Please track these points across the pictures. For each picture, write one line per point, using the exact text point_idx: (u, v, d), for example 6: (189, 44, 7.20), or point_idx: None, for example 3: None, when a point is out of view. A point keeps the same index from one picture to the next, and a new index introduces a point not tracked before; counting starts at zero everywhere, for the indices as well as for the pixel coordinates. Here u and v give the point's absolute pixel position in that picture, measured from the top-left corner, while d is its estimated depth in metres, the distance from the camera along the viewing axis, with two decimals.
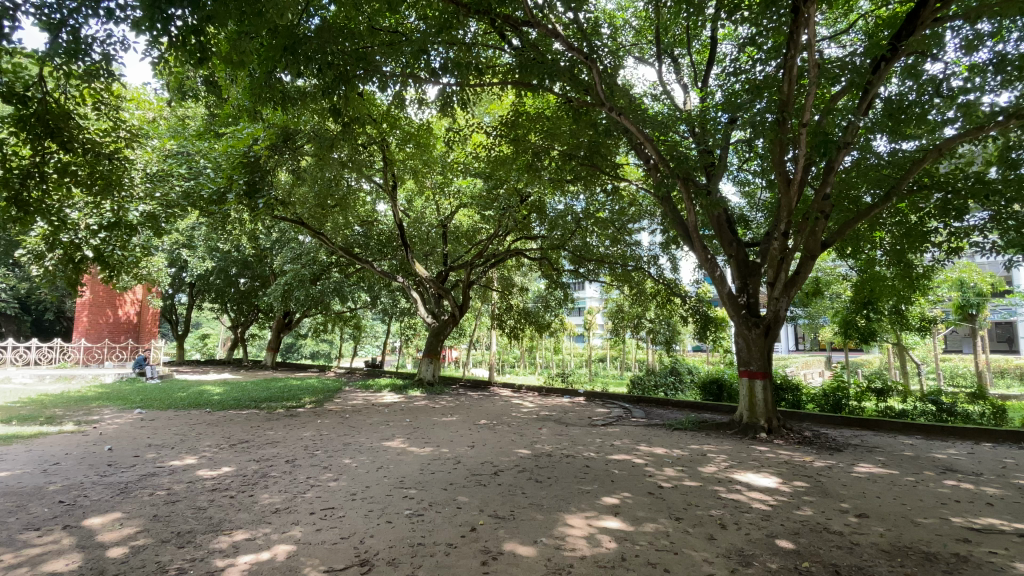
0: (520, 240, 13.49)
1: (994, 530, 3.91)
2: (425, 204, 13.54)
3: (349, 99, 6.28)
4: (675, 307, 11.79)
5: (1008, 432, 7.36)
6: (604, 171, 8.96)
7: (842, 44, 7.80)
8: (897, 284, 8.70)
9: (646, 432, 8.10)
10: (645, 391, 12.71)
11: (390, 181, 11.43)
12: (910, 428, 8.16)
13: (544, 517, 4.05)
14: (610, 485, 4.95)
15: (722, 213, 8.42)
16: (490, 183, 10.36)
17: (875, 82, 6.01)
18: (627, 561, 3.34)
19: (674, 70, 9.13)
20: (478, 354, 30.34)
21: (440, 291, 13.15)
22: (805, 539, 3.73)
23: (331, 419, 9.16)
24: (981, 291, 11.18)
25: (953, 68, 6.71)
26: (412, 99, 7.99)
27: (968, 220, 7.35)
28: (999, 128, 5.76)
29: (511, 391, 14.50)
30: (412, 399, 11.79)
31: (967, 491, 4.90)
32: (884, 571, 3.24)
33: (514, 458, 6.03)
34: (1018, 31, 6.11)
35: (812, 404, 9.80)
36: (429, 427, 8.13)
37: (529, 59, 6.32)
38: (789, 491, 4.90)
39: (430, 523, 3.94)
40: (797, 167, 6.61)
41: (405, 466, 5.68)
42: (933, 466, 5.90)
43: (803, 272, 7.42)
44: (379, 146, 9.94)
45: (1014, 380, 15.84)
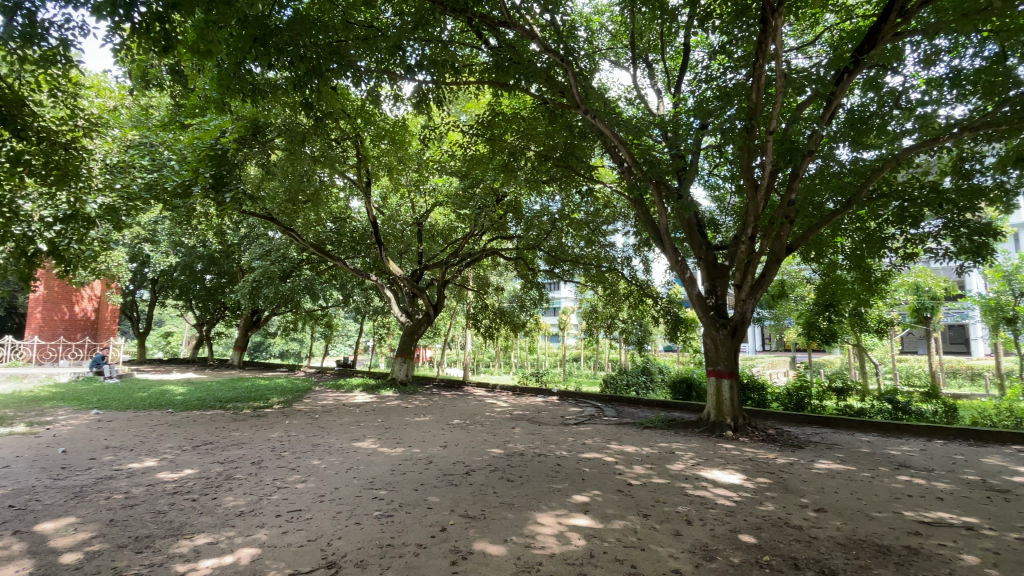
0: (496, 240, 13.49)
1: (944, 523, 4.11)
2: (400, 202, 13.38)
3: (322, 93, 6.18)
4: (647, 308, 11.99)
5: (958, 430, 7.74)
6: (579, 172, 8.99)
7: (809, 55, 8.06)
8: (857, 288, 9.06)
9: (617, 431, 8.20)
10: (616, 390, 12.89)
11: (365, 177, 11.21)
12: (867, 426, 8.50)
13: (515, 516, 4.07)
14: (581, 483, 5.01)
15: (692, 216, 8.61)
16: (466, 182, 10.44)
17: (838, 93, 6.22)
18: (595, 558, 3.38)
19: (648, 75, 9.30)
20: (453, 353, 30.20)
21: (414, 290, 13.01)
22: (766, 534, 3.86)
23: (300, 419, 8.98)
24: (935, 295, 11.70)
25: (912, 82, 7.01)
26: (387, 94, 7.88)
27: (924, 228, 7.66)
28: (953, 139, 6.04)
29: (484, 391, 14.44)
30: (385, 399, 11.65)
31: (918, 486, 5.15)
32: (840, 564, 3.37)
33: (486, 457, 6.02)
34: (973, 48, 6.44)
35: (776, 403, 10.10)
36: (401, 427, 8.06)
37: (506, 60, 6.34)
38: (753, 487, 5.05)
39: (400, 524, 3.91)
40: (764, 173, 6.80)
41: (376, 467, 5.63)
42: (888, 463, 6.17)
43: (769, 275, 7.63)
44: (353, 142, 9.75)
45: (965, 379, 16.64)
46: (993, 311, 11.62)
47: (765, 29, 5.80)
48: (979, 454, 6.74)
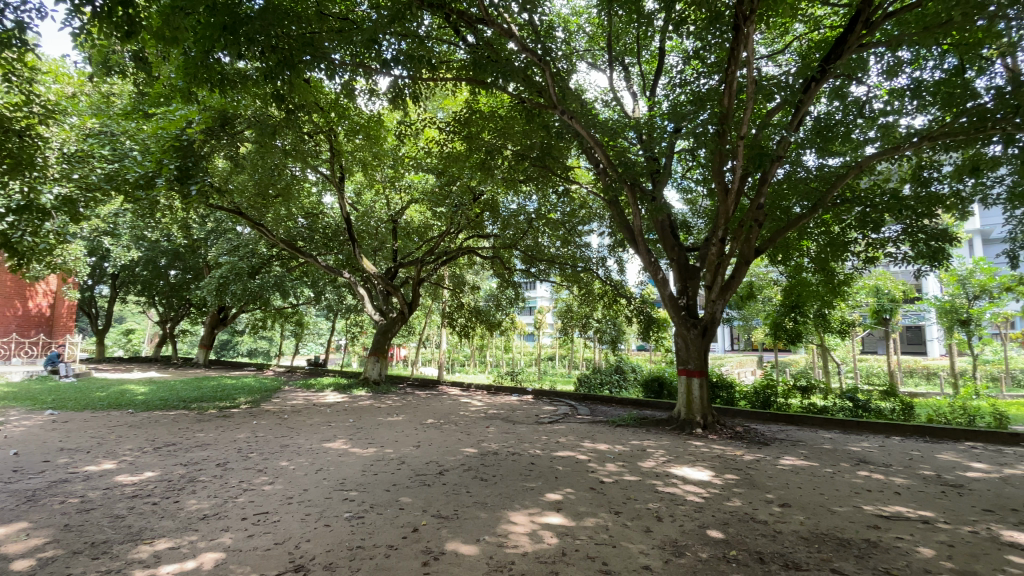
0: (472, 239, 13.44)
1: (901, 516, 4.29)
2: (375, 198, 13.18)
3: (295, 85, 6.02)
4: (621, 308, 12.14)
5: (914, 427, 8.10)
6: (555, 173, 9.03)
7: (778, 63, 8.29)
8: (821, 290, 9.36)
9: (590, 429, 8.28)
10: (590, 389, 13.02)
11: (338, 172, 10.99)
12: (830, 423, 8.81)
13: (488, 515, 4.06)
14: (554, 482, 5.04)
15: (665, 218, 8.77)
16: (443, 179, 10.39)
17: (806, 101, 6.38)
18: (568, 555, 3.40)
19: (624, 78, 9.42)
20: (428, 353, 29.99)
21: (388, 288, 12.84)
22: (733, 529, 3.95)
23: (268, 419, 8.75)
24: (894, 297, 12.20)
25: (875, 92, 7.29)
26: (363, 89, 7.75)
27: (884, 233, 7.93)
28: (912, 148, 6.32)
29: (458, 390, 14.36)
30: (357, 399, 11.43)
31: (877, 481, 5.36)
32: (803, 557, 3.48)
33: (459, 457, 5.99)
34: (933, 61, 6.73)
35: (744, 401, 10.36)
36: (373, 427, 7.95)
37: (484, 57, 6.34)
38: (721, 484, 5.17)
39: (371, 525, 3.85)
40: (734, 177, 6.96)
41: (347, 468, 5.53)
42: (849, 459, 6.41)
43: (738, 276, 7.82)
44: (326, 136, 9.55)
45: (921, 378, 17.46)
46: (947, 313, 12.20)
47: (737, 36, 5.92)
48: (933, 450, 7.07)
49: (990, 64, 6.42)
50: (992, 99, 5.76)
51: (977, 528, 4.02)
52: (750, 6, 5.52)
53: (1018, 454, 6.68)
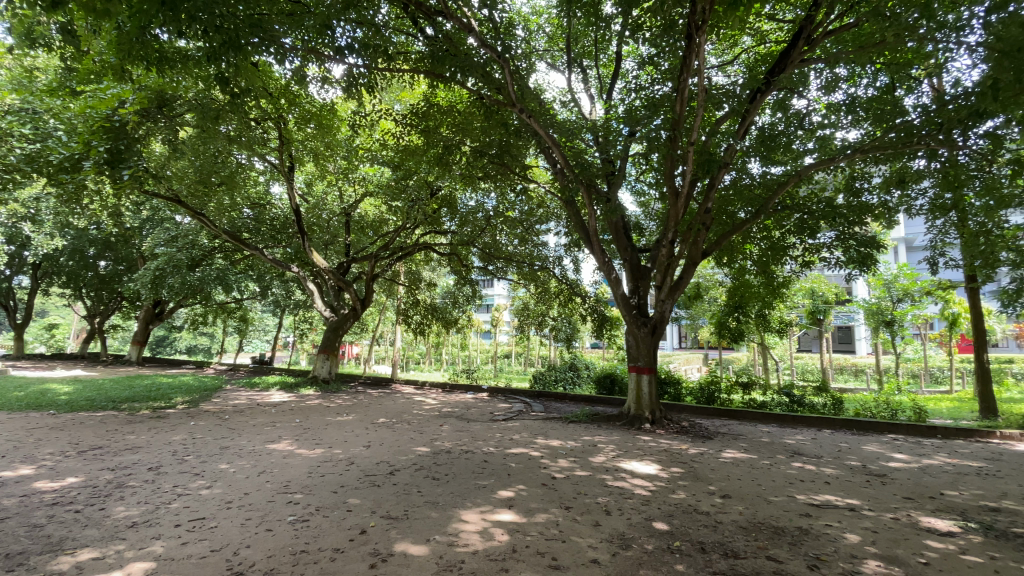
0: (429, 235, 13.26)
1: (830, 505, 4.59)
2: (327, 190, 12.74)
3: (241, 68, 5.74)
4: (576, 306, 12.32)
5: (842, 421, 8.68)
6: (514, 171, 9.02)
7: (728, 74, 8.62)
8: (762, 291, 9.84)
9: (543, 425, 8.39)
10: (545, 385, 13.17)
11: (287, 162, 10.53)
12: (768, 417, 9.30)
13: (439, 514, 4.02)
14: (506, 479, 5.05)
15: (619, 219, 8.98)
16: (399, 173, 10.22)
17: (752, 111, 6.67)
18: (518, 552, 3.42)
19: (582, 79, 9.55)
20: (382, 350, 29.49)
21: (340, 284, 12.46)
22: (678, 520, 4.10)
23: (207, 420, 8.32)
24: (827, 299, 13.07)
25: (814, 106, 7.72)
26: (315, 76, 7.48)
27: (820, 238, 8.46)
28: (845, 160, 6.76)
29: (414, 388, 14.32)
30: (304, 399, 10.93)
31: (810, 472, 5.71)
32: (740, 546, 3.65)
33: (411, 456, 5.91)
34: (867, 79, 7.19)
35: (690, 397, 10.81)
36: (321, 427, 7.71)
37: (442, 50, 6.27)
38: (667, 477, 5.35)
39: (316, 529, 3.73)
40: (684, 181, 7.21)
41: (292, 470, 5.33)
42: (785, 451, 6.78)
43: (686, 277, 8.11)
44: (275, 123, 9.13)
45: (850, 374, 18.80)
46: (874, 315, 13.21)
47: (690, 46, 6.09)
48: (858, 442, 7.61)
49: (917, 83, 6.93)
50: (918, 117, 6.24)
51: (897, 514, 4.36)
52: (701, 17, 5.70)
53: (932, 446, 7.29)
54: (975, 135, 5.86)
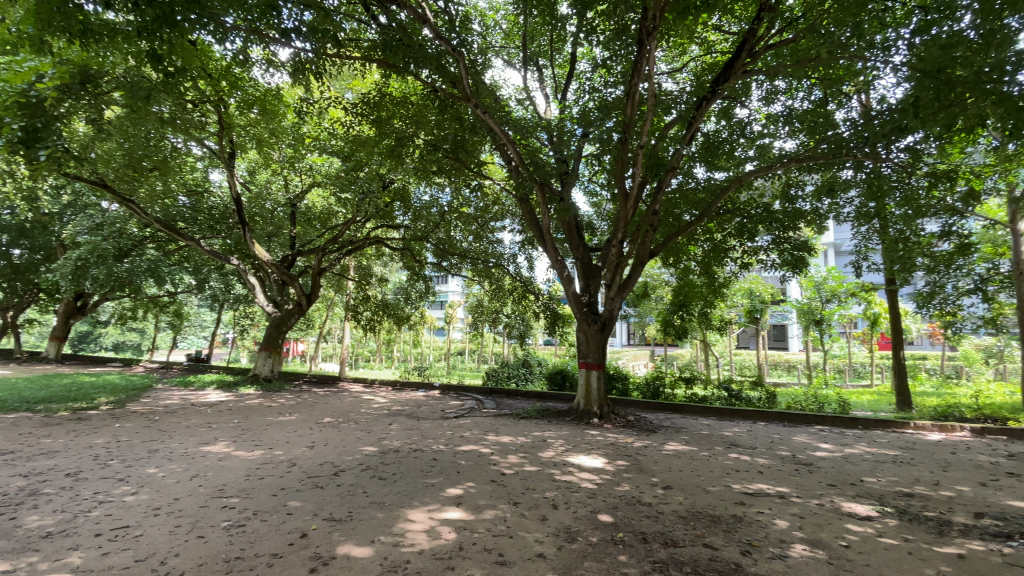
0: (381, 229, 12.96)
1: (762, 493, 4.87)
2: (271, 179, 12.18)
3: (178, 45, 5.40)
4: (529, 303, 12.40)
5: (775, 413, 9.22)
6: (469, 167, 8.95)
7: (677, 80, 8.91)
8: (705, 291, 10.26)
9: (494, 422, 8.43)
10: (497, 382, 13.19)
11: (228, 148, 9.98)
12: (708, 411, 9.73)
13: (384, 515, 3.95)
14: (455, 476, 5.03)
15: (572, 218, 9.14)
16: (349, 164, 9.93)
17: (698, 118, 6.93)
18: (464, 550, 3.41)
19: (537, 78, 9.60)
20: (330, 347, 28.68)
21: (285, 278, 11.95)
22: (621, 512, 4.22)
23: (135, 421, 7.79)
24: (763, 299, 13.84)
25: (754, 115, 8.10)
26: (259, 58, 7.13)
27: (758, 241, 8.92)
28: (781, 168, 7.17)
29: (362, 386, 13.91)
30: (243, 399, 10.43)
31: (744, 462, 6.03)
32: (680, 535, 3.81)
33: (357, 456, 5.77)
34: (802, 92, 7.63)
35: (636, 392, 11.16)
36: (262, 428, 7.38)
37: (395, 39, 6.09)
38: (613, 470, 5.50)
39: (253, 534, 3.57)
40: (634, 184, 7.42)
41: (228, 473, 5.08)
42: (723, 442, 7.14)
43: (634, 276, 8.36)
44: (215, 107, 8.63)
45: (783, 370, 19.98)
46: (805, 314, 14.10)
47: (641, 51, 6.23)
48: (789, 433, 8.11)
49: (846, 99, 7.41)
50: (847, 130, 6.69)
51: (822, 500, 4.68)
52: (652, 24, 5.85)
53: (854, 436, 7.88)
54: (896, 148, 6.35)
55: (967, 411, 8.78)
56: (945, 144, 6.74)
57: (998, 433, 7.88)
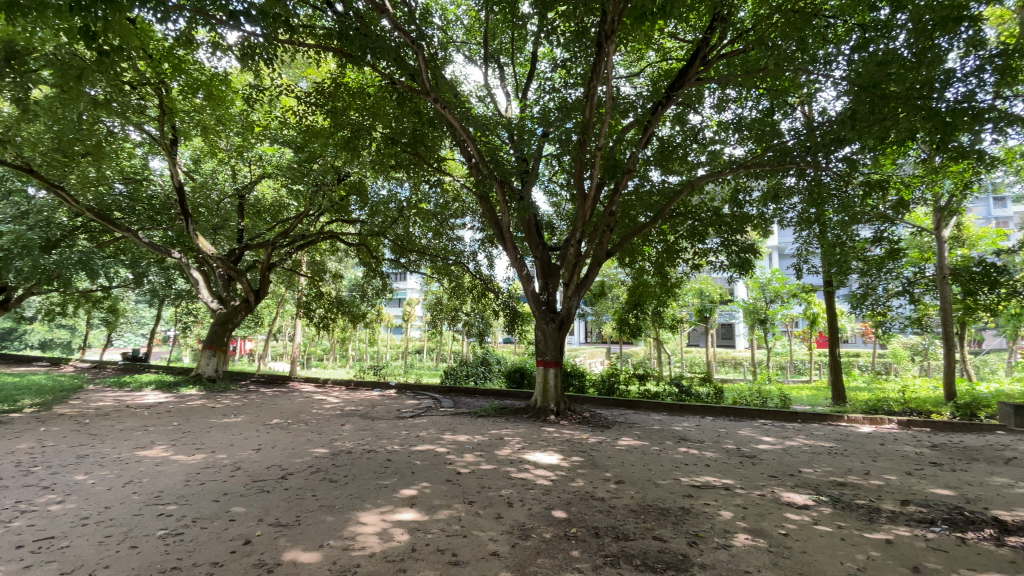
0: (336, 223, 12.62)
1: (709, 485, 5.06)
2: (217, 168, 11.59)
3: (116, 24, 5.05)
4: (489, 301, 12.38)
5: (723, 409, 9.61)
6: (428, 162, 8.82)
7: (634, 85, 9.11)
8: (659, 290, 10.55)
9: (451, 421, 8.37)
10: (455, 381, 13.09)
11: (170, 134, 9.42)
12: (661, 407, 10.03)
13: (335, 518, 3.84)
14: (409, 477, 4.96)
15: (531, 217, 9.18)
16: (302, 155, 9.56)
17: (653, 122, 7.10)
18: (417, 551, 3.37)
19: (498, 76, 9.57)
20: (281, 346, 27.73)
21: (231, 273, 11.40)
22: (575, 508, 4.28)
23: (62, 425, 7.23)
24: (713, 299, 14.42)
25: (707, 122, 8.38)
26: (205, 40, 6.75)
27: (708, 244, 9.24)
28: (730, 174, 7.45)
29: (314, 386, 13.52)
30: (185, 399, 9.93)
31: (693, 456, 6.26)
32: (631, 528, 3.90)
33: (307, 458, 5.59)
34: (751, 102, 7.94)
35: (592, 389, 11.35)
36: (205, 431, 7.02)
37: (352, 28, 5.90)
38: (568, 466, 5.57)
39: (192, 542, 3.40)
40: (591, 185, 7.52)
41: (166, 479, 4.81)
42: (673, 437, 7.38)
43: (591, 275, 8.50)
44: (156, 90, 8.13)
45: (730, 367, 20.90)
46: (751, 313, 14.79)
47: (600, 53, 6.28)
48: (735, 427, 8.48)
49: (791, 110, 7.78)
50: (791, 139, 7.06)
51: (763, 491, 4.92)
52: (611, 26, 5.92)
53: (794, 429, 8.33)
54: (835, 158, 6.73)
55: (894, 405, 9.44)
56: (879, 155, 7.18)
57: (921, 425, 8.51)
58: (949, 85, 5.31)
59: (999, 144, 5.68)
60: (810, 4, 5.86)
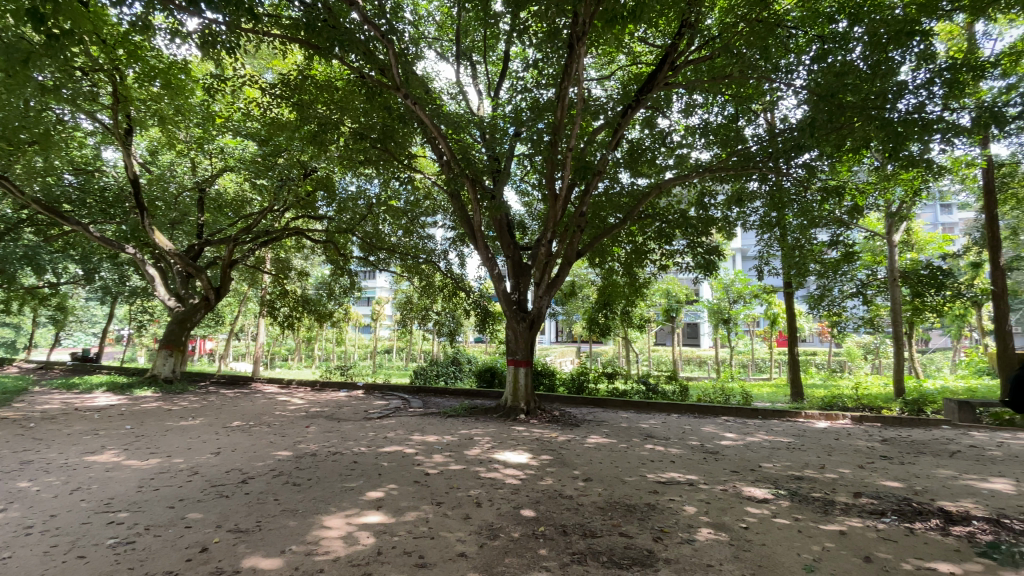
0: (302, 219, 12.31)
1: (674, 481, 5.18)
2: (176, 161, 11.15)
3: (65, 7, 4.79)
4: (460, 300, 12.30)
5: (688, 406, 9.84)
6: (399, 159, 8.67)
7: (605, 87, 9.21)
8: (627, 290, 10.71)
9: (420, 421, 8.30)
10: (425, 381, 12.96)
11: (125, 124, 8.98)
12: (628, 404, 10.20)
13: (297, 522, 3.75)
14: (376, 479, 4.88)
15: (503, 216, 9.17)
16: (267, 149, 9.28)
17: (623, 125, 7.19)
18: (383, 554, 3.32)
19: (470, 74, 9.52)
20: (244, 346, 26.92)
21: (190, 270, 10.98)
22: (543, 506, 4.30)
23: (3, 430, 6.81)
24: (679, 299, 14.76)
25: (675, 127, 8.54)
26: (163, 27, 6.45)
27: (675, 245, 9.40)
28: (696, 178, 7.61)
29: (278, 387, 13.17)
30: (139, 402, 9.51)
31: (659, 452, 6.39)
32: (598, 525, 3.95)
33: (270, 462, 5.43)
34: (716, 108, 8.13)
35: (562, 388, 11.45)
36: (160, 434, 6.74)
37: (319, 20, 5.74)
38: (537, 465, 5.60)
39: (144, 550, 3.25)
40: (562, 186, 7.59)
41: (117, 485, 4.58)
42: (640, 434, 7.51)
43: (562, 275, 8.56)
44: (110, 77, 7.74)
45: (696, 365, 21.45)
46: (716, 313, 15.20)
47: (571, 55, 6.32)
48: (699, 424, 8.70)
49: (755, 116, 7.96)
50: (754, 145, 7.27)
51: (726, 486, 5.06)
52: (583, 28, 5.97)
53: (754, 425, 8.61)
54: (795, 164, 6.95)
55: (848, 402, 9.86)
56: (836, 163, 7.48)
57: (873, 420, 8.88)
58: (902, 96, 5.56)
59: (945, 153, 6.00)
60: (773, 14, 6.05)
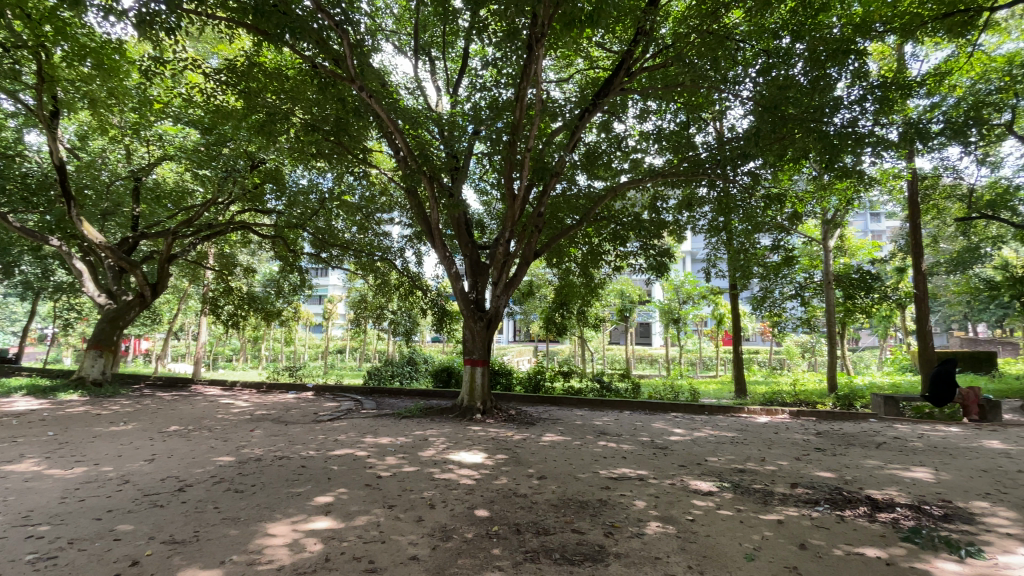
0: (248, 213, 11.78)
1: (625, 477, 5.30)
2: (109, 147, 10.40)
3: None
4: (416, 299, 12.11)
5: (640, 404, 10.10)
6: (352, 153, 8.44)
7: (563, 90, 9.32)
8: (583, 290, 10.88)
9: (373, 422, 8.13)
10: (379, 381, 12.70)
11: (50, 106, 8.30)
12: (582, 402, 10.38)
13: (239, 531, 3.59)
14: (325, 483, 4.73)
15: (461, 215, 9.10)
16: (211, 138, 8.81)
17: (580, 127, 7.30)
18: (331, 561, 3.22)
19: (429, 69, 9.40)
20: (184, 346, 25.48)
21: (123, 264, 10.27)
22: (497, 506, 4.31)
23: None
24: (632, 299, 15.15)
25: (630, 131, 8.75)
26: (94, 2, 6.00)
27: (628, 247, 9.63)
28: (649, 181, 7.81)
29: (221, 388, 12.55)
30: (63, 406, 8.81)
31: (611, 449, 6.53)
32: (551, 523, 3.99)
33: (210, 468, 5.16)
34: (669, 115, 8.39)
35: (519, 386, 11.53)
36: (87, 441, 6.27)
37: (270, 4, 5.48)
38: (492, 464, 5.60)
39: (66, 566, 3.01)
40: (521, 186, 7.63)
41: (36, 497, 4.23)
42: (594, 431, 7.65)
43: (519, 275, 8.58)
44: (34, 53, 7.13)
45: (647, 363, 22.10)
46: (667, 313, 15.70)
47: (530, 57, 6.36)
48: (650, 420, 8.96)
49: (705, 124, 8.31)
50: (704, 152, 7.56)
51: (674, 480, 5.24)
52: (542, 30, 6.02)
53: (701, 421, 8.96)
54: (742, 172, 7.22)
55: (787, 398, 10.43)
56: (778, 172, 7.87)
57: (809, 415, 9.44)
58: (837, 111, 5.92)
59: (875, 165, 6.46)
60: (722, 27, 6.33)
